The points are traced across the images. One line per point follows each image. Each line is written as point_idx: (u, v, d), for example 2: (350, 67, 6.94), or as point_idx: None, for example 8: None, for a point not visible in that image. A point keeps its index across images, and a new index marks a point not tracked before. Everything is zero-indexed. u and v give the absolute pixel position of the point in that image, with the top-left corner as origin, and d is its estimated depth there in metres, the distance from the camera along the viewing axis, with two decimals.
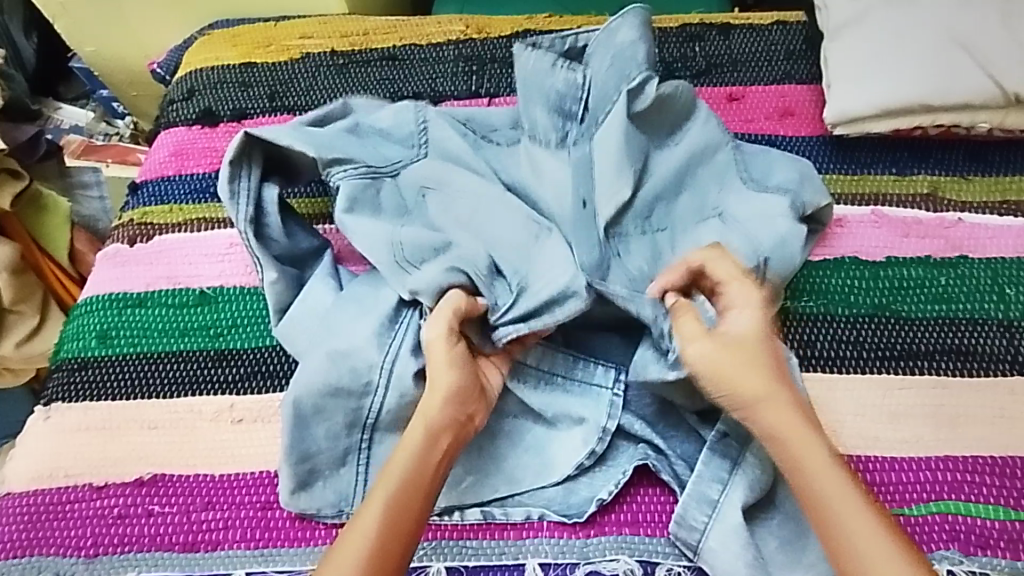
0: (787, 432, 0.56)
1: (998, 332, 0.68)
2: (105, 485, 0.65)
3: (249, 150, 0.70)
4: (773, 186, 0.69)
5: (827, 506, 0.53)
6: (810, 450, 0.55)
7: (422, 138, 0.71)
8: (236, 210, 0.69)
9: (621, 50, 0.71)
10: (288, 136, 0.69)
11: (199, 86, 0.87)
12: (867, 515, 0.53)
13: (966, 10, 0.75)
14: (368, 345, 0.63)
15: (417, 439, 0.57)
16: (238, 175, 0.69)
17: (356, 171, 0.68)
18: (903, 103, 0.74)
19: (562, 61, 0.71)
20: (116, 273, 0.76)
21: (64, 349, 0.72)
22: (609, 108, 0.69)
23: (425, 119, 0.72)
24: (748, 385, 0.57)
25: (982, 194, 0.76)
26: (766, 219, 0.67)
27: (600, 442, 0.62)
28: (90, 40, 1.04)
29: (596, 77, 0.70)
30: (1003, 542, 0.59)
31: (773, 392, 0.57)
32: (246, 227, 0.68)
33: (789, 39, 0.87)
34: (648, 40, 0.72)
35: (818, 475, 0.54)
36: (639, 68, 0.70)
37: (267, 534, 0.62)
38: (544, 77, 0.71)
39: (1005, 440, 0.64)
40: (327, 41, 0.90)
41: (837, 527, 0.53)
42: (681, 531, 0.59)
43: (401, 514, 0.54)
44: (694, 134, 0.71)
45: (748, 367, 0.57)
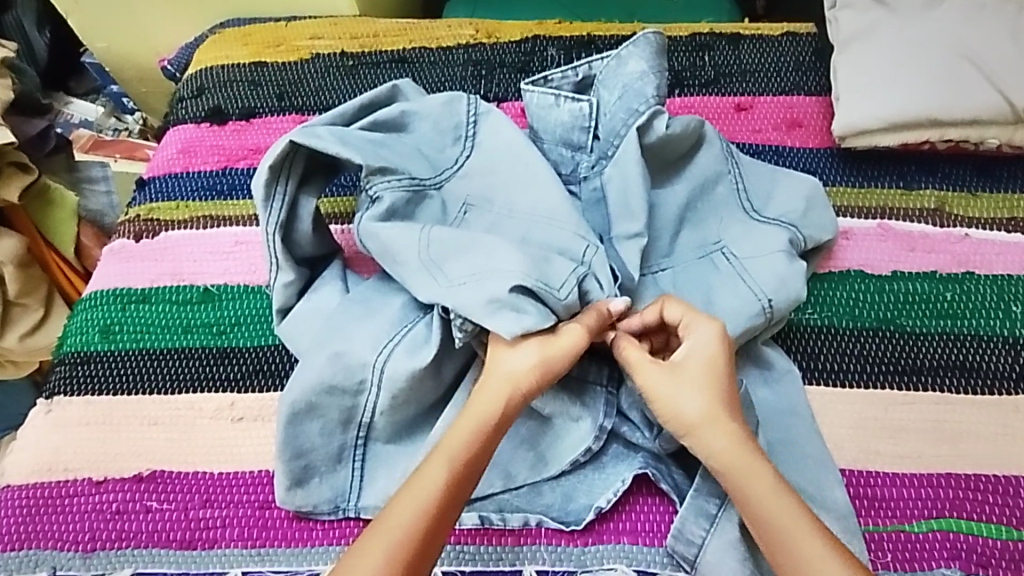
0: (742, 464, 0.55)
1: (1003, 350, 0.68)
2: (104, 480, 0.65)
3: (293, 154, 0.66)
4: (774, 220, 0.70)
5: (787, 539, 0.53)
6: (766, 480, 0.55)
7: (471, 129, 0.71)
8: (268, 213, 0.66)
9: (631, 81, 0.71)
10: (332, 142, 0.65)
11: (209, 85, 0.88)
12: (821, 540, 0.53)
13: (976, 24, 0.75)
14: (365, 345, 0.63)
15: (484, 416, 0.57)
16: (277, 180, 0.66)
17: (399, 184, 0.66)
18: (911, 116, 0.73)
19: (564, 94, 0.71)
20: (120, 269, 0.76)
21: (67, 343, 0.72)
22: (616, 142, 0.70)
23: (476, 112, 0.72)
24: (698, 411, 0.56)
25: (989, 209, 0.76)
26: (766, 259, 0.67)
27: (597, 440, 0.62)
28: (101, 35, 1.05)
29: (606, 108, 0.71)
30: (1004, 561, 0.59)
31: (729, 424, 0.56)
32: (277, 233, 0.66)
33: (798, 50, 0.87)
34: (658, 68, 0.71)
35: (775, 504, 0.54)
36: (646, 102, 0.70)
37: (264, 533, 0.62)
38: (548, 114, 0.72)
39: (1008, 458, 0.63)
40: (337, 42, 0.90)
41: (797, 559, 0.52)
42: (678, 545, 0.59)
43: (443, 505, 0.54)
44: (700, 167, 0.71)
45: (692, 398, 0.57)
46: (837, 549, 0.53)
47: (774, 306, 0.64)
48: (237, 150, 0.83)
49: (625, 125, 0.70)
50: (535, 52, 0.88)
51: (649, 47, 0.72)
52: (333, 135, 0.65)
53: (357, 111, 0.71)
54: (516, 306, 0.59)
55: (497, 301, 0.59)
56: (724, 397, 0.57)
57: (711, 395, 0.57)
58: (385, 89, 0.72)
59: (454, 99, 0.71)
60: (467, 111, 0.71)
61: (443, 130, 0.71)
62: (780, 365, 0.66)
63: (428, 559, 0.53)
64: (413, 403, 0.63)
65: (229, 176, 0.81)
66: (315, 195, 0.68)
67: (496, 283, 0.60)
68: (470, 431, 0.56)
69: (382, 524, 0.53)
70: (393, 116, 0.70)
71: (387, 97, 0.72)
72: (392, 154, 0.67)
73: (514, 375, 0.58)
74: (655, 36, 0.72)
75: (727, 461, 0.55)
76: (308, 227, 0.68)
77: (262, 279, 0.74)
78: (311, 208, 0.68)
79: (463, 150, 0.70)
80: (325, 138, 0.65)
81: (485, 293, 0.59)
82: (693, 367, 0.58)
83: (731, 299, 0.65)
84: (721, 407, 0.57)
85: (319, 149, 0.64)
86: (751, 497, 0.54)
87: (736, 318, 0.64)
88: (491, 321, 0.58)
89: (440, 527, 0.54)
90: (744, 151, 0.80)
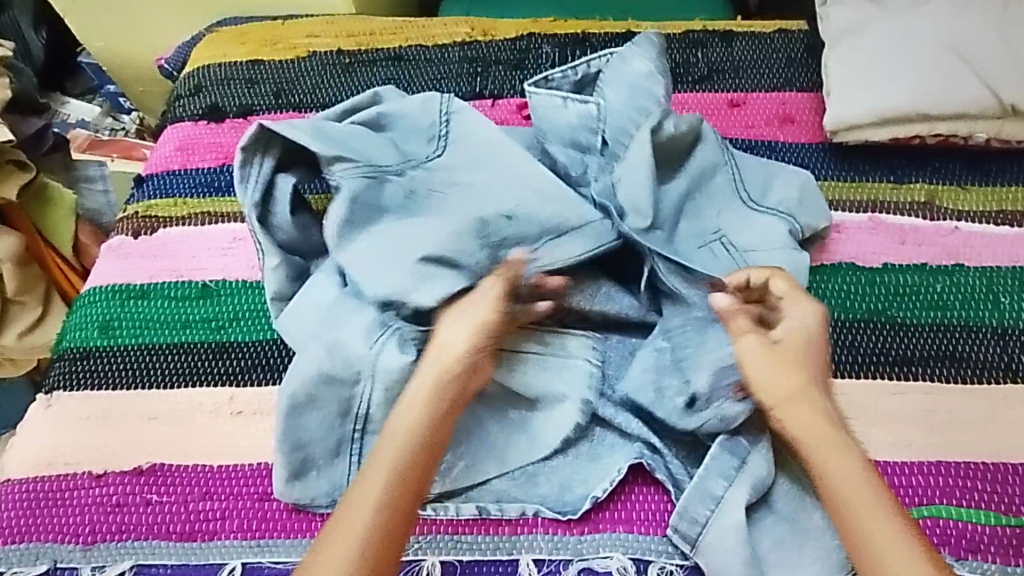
0: (813, 442, 0.58)
1: (993, 340, 0.69)
2: (104, 474, 0.65)
3: (267, 138, 0.70)
4: (771, 210, 0.71)
5: (852, 518, 0.56)
6: (839, 461, 0.57)
7: (445, 129, 0.73)
8: (246, 193, 0.69)
9: (636, 79, 0.73)
10: (301, 130, 0.69)
11: (206, 83, 0.88)
12: (886, 522, 0.55)
13: (964, 20, 0.76)
14: (358, 338, 0.63)
15: (422, 394, 0.60)
16: (254, 160, 0.70)
17: (357, 170, 0.68)
18: (901, 110, 0.74)
19: (572, 96, 0.72)
20: (119, 265, 0.76)
21: (67, 338, 0.72)
22: (625, 141, 0.71)
23: (451, 111, 0.73)
24: (789, 386, 0.60)
25: (978, 202, 0.77)
26: (768, 250, 0.69)
27: (583, 414, 0.63)
28: (99, 35, 1.05)
29: (613, 106, 0.72)
30: (993, 546, 0.60)
31: (807, 403, 0.60)
32: (254, 213, 0.69)
33: (790, 46, 0.88)
34: (660, 70, 0.74)
35: (842, 483, 0.57)
36: (653, 103, 0.71)
37: (263, 524, 0.62)
38: (556, 116, 0.72)
39: (998, 446, 0.64)
40: (334, 40, 0.91)
41: (858, 537, 0.55)
42: (682, 524, 0.59)
43: (401, 493, 0.57)
44: (699, 160, 0.72)
45: (776, 373, 0.60)
46: (902, 531, 0.55)
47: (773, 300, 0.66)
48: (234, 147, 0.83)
49: (634, 125, 0.71)
50: (530, 50, 0.88)
51: (649, 49, 0.75)
52: (307, 125, 0.70)
53: (343, 113, 0.75)
54: (428, 277, 0.64)
55: (415, 272, 0.64)
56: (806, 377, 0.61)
57: (803, 367, 0.61)
58: (368, 95, 0.76)
59: (432, 99, 0.74)
60: (440, 110, 0.73)
61: (419, 128, 0.73)
62: None
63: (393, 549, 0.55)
64: None
65: (227, 173, 0.82)
66: (294, 177, 0.72)
67: (416, 252, 0.64)
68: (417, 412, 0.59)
69: (346, 510, 0.56)
70: (371, 116, 0.73)
71: (371, 102, 0.76)
72: (359, 142, 0.71)
73: (449, 359, 0.60)
74: (656, 37, 0.76)
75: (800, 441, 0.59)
76: (283, 213, 0.70)
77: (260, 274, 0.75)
78: (287, 187, 0.70)
79: (434, 148, 0.72)
80: (298, 126, 0.70)
81: (404, 267, 0.64)
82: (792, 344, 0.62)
83: None
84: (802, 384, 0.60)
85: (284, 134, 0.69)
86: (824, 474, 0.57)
87: None
88: (420, 290, 0.63)
89: (401, 517, 0.56)
90: (738, 146, 0.81)
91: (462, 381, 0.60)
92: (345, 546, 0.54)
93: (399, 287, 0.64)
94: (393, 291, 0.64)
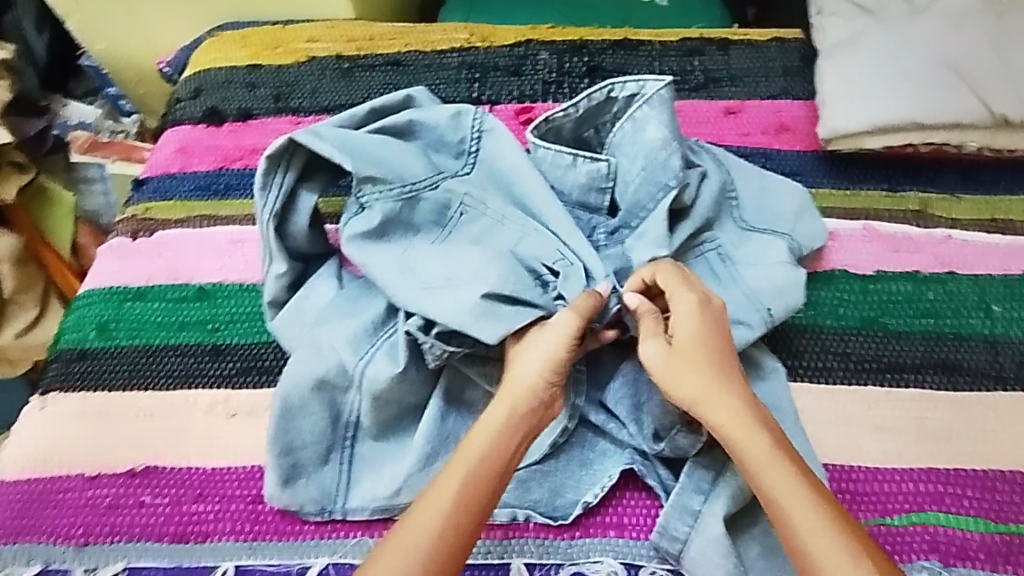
0: (755, 462, 0.55)
1: (984, 349, 0.69)
2: (97, 475, 0.65)
3: (293, 148, 0.67)
4: (768, 230, 0.72)
5: (799, 537, 0.52)
6: (779, 475, 0.55)
7: (474, 145, 0.71)
8: (265, 201, 0.67)
9: (653, 150, 0.69)
10: (330, 143, 0.66)
11: (206, 86, 0.89)
12: (842, 540, 0.52)
13: (958, 32, 0.76)
14: (345, 345, 0.64)
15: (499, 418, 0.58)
16: (276, 170, 0.68)
17: (390, 192, 0.67)
18: (895, 120, 0.75)
19: (581, 155, 0.70)
20: (116, 266, 0.77)
21: (63, 339, 0.73)
22: (641, 215, 0.68)
23: (482, 127, 0.72)
24: (697, 389, 0.58)
25: (972, 212, 0.77)
26: (764, 267, 0.68)
27: (571, 418, 0.64)
28: (101, 37, 1.06)
29: (627, 176, 0.70)
30: (982, 553, 0.60)
31: (728, 404, 0.57)
32: (271, 222, 0.67)
33: (786, 55, 0.89)
34: (676, 133, 0.70)
35: (789, 505, 0.53)
36: (674, 175, 0.68)
37: (255, 527, 0.63)
38: (564, 175, 0.70)
39: (988, 454, 0.65)
40: (334, 45, 0.92)
41: (810, 559, 0.52)
42: (663, 541, 0.59)
43: (467, 506, 0.54)
44: (709, 190, 0.70)
45: (686, 376, 0.58)
46: (856, 548, 0.51)
47: (774, 316, 0.66)
48: (233, 150, 0.84)
49: (651, 201, 0.68)
50: (528, 56, 0.89)
51: (663, 106, 0.70)
52: (336, 137, 0.67)
53: (369, 114, 0.72)
54: (491, 313, 0.61)
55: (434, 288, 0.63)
56: (716, 372, 0.58)
57: (704, 368, 0.58)
58: (400, 97, 0.73)
59: (462, 112, 0.72)
60: (472, 126, 0.72)
61: (448, 143, 0.72)
62: (768, 364, 0.67)
63: (457, 565, 0.53)
64: (396, 402, 0.64)
65: (225, 176, 0.82)
66: (315, 189, 0.69)
67: (469, 290, 0.61)
68: (492, 430, 0.57)
69: (400, 536, 0.53)
70: (400, 124, 0.71)
71: (400, 105, 0.74)
72: (389, 154, 0.68)
73: (523, 386, 0.59)
74: (667, 93, 0.70)
75: (736, 452, 0.56)
76: (302, 223, 0.68)
77: (256, 277, 0.75)
78: (310, 202, 0.69)
79: (463, 165, 0.71)
80: (328, 140, 0.67)
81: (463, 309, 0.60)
82: (687, 347, 0.59)
83: (730, 304, 0.66)
84: (716, 382, 0.58)
85: (316, 148, 0.66)
86: (769, 492, 0.54)
87: (735, 327, 0.65)
88: (450, 307, 0.61)
89: (467, 530, 0.54)
90: (733, 153, 0.81)
91: (540, 410, 0.58)
92: (400, 565, 0.52)
93: (456, 323, 0.60)
94: (448, 322, 0.60)
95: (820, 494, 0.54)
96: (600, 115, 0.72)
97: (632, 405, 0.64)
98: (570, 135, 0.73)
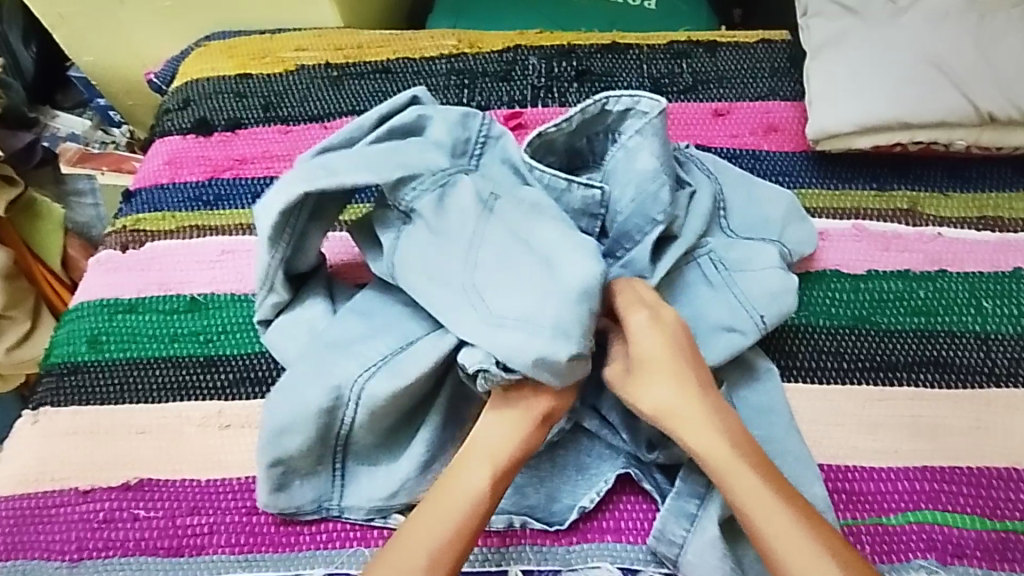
0: (726, 470, 0.56)
1: (975, 346, 0.70)
2: (90, 490, 0.65)
3: (303, 201, 0.65)
4: (758, 237, 0.72)
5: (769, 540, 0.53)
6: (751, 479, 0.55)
7: (481, 148, 0.69)
8: (269, 253, 0.66)
9: (645, 181, 0.68)
10: (342, 174, 0.63)
11: (195, 97, 0.89)
12: (814, 542, 0.53)
13: (942, 31, 0.77)
14: (349, 362, 0.63)
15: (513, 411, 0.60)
16: (285, 226, 0.65)
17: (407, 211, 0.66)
18: (881, 119, 0.76)
19: (577, 180, 0.68)
20: (107, 279, 0.76)
21: (54, 353, 0.72)
22: (628, 245, 0.68)
23: (488, 133, 0.70)
24: (666, 400, 0.59)
25: (961, 209, 0.78)
26: (757, 273, 0.68)
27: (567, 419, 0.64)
28: (87, 49, 1.06)
29: (618, 204, 0.69)
30: (978, 550, 0.60)
31: (699, 412, 0.58)
32: (279, 265, 0.66)
33: (774, 57, 0.89)
34: (668, 163, 0.69)
35: (761, 510, 0.54)
36: (665, 211, 0.68)
37: (251, 539, 0.62)
38: (559, 200, 0.69)
39: (982, 451, 0.65)
40: (322, 53, 0.92)
41: (780, 561, 0.53)
42: (660, 545, 0.59)
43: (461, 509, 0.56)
44: (700, 205, 0.71)
45: (659, 385, 0.59)
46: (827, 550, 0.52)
47: (767, 321, 0.66)
48: (222, 161, 0.84)
49: (639, 232, 0.68)
50: (516, 62, 0.89)
51: (656, 136, 0.69)
52: (347, 164, 0.64)
53: (374, 127, 0.69)
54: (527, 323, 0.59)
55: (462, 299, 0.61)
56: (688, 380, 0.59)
57: (668, 377, 0.59)
58: (404, 101, 0.70)
59: (469, 116, 0.69)
60: (479, 130, 0.69)
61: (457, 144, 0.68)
62: (761, 365, 0.67)
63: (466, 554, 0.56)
64: (393, 412, 0.63)
65: (215, 186, 0.82)
66: (323, 227, 0.67)
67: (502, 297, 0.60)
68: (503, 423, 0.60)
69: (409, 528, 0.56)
70: (407, 128, 0.68)
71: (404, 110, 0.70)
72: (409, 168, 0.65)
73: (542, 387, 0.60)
74: (661, 120, 0.69)
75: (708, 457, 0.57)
76: (308, 254, 0.68)
77: (249, 288, 0.75)
78: (317, 241, 0.67)
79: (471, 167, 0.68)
80: (338, 172, 0.64)
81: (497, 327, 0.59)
82: (652, 362, 0.60)
83: (723, 311, 0.67)
84: (691, 391, 0.59)
85: (332, 185, 0.63)
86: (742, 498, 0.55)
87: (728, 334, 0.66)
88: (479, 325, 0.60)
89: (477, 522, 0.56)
90: (722, 155, 0.81)
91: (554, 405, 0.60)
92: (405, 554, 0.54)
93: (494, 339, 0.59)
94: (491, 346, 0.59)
95: (791, 499, 0.55)
96: (593, 127, 0.71)
97: (624, 414, 0.64)
98: (561, 147, 0.72)
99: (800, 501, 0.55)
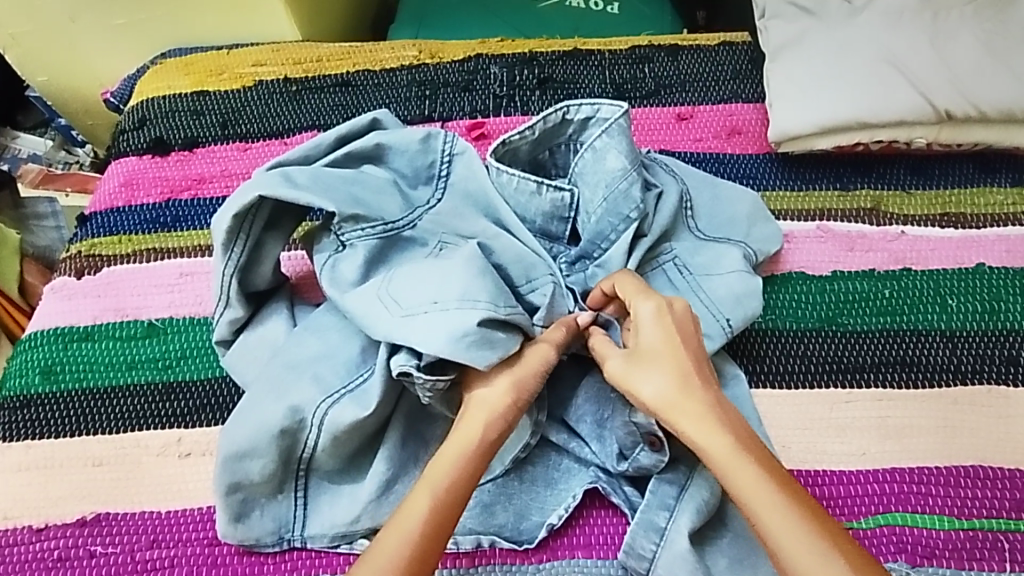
0: (724, 464, 0.55)
1: (941, 343, 0.70)
2: (45, 527, 0.63)
3: (258, 206, 0.64)
4: (724, 238, 0.71)
5: (774, 538, 0.52)
6: (753, 477, 0.54)
7: (445, 168, 0.70)
8: (225, 259, 0.64)
9: (614, 180, 0.68)
10: (301, 189, 0.63)
11: (151, 116, 0.87)
12: (816, 534, 0.51)
13: (896, 31, 0.77)
14: (306, 386, 0.61)
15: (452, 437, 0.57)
16: (238, 234, 0.64)
17: (371, 231, 0.65)
18: (842, 120, 0.75)
19: (547, 182, 0.69)
20: (61, 307, 0.74)
21: (6, 386, 0.70)
22: (603, 245, 0.68)
23: (452, 150, 0.70)
24: (663, 392, 0.58)
25: (923, 207, 0.78)
26: (723, 277, 0.68)
27: (533, 434, 0.63)
28: (42, 69, 1.04)
29: (589, 206, 0.69)
30: (948, 551, 0.60)
31: (693, 406, 0.57)
32: (234, 275, 0.65)
33: (735, 59, 0.89)
34: (637, 161, 0.69)
35: (762, 505, 0.53)
36: (635, 207, 0.68)
37: (214, 570, 0.61)
38: (529, 202, 0.69)
39: (948, 449, 0.65)
40: (280, 68, 0.90)
41: (787, 561, 0.51)
42: (630, 560, 0.58)
43: (423, 529, 0.53)
44: (669, 209, 0.70)
45: (651, 374, 0.58)
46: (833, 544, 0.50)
47: (733, 325, 0.66)
48: (179, 181, 0.82)
49: (613, 231, 0.68)
50: (478, 71, 0.88)
51: (623, 135, 0.69)
52: (307, 179, 0.64)
53: (335, 142, 0.70)
54: (483, 335, 0.58)
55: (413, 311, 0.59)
56: (682, 375, 0.58)
57: (662, 366, 0.59)
58: (366, 118, 0.71)
59: (432, 135, 0.70)
60: (443, 149, 0.70)
61: (418, 167, 0.70)
62: (728, 370, 0.66)
63: None
64: (358, 435, 0.61)
65: (172, 208, 0.80)
66: (281, 238, 0.67)
67: (463, 315, 0.58)
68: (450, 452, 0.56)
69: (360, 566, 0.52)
70: (368, 147, 0.69)
71: (368, 128, 0.71)
72: (365, 194, 0.66)
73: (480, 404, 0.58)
74: (625, 120, 0.69)
75: (706, 453, 0.55)
76: (264, 270, 0.67)
77: (208, 311, 0.73)
78: (273, 250, 0.67)
79: (435, 190, 0.69)
80: (297, 184, 0.64)
81: (453, 330, 0.57)
82: (649, 351, 0.59)
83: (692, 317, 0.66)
84: (683, 382, 0.58)
85: (288, 199, 0.63)
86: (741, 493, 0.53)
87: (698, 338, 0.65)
88: (424, 335, 0.58)
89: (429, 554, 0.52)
90: (686, 160, 0.81)
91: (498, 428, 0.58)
92: None
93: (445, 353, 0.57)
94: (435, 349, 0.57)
95: (793, 493, 0.53)
96: (556, 137, 0.71)
97: (594, 424, 0.63)
98: (527, 157, 0.72)
99: (802, 495, 0.54)
